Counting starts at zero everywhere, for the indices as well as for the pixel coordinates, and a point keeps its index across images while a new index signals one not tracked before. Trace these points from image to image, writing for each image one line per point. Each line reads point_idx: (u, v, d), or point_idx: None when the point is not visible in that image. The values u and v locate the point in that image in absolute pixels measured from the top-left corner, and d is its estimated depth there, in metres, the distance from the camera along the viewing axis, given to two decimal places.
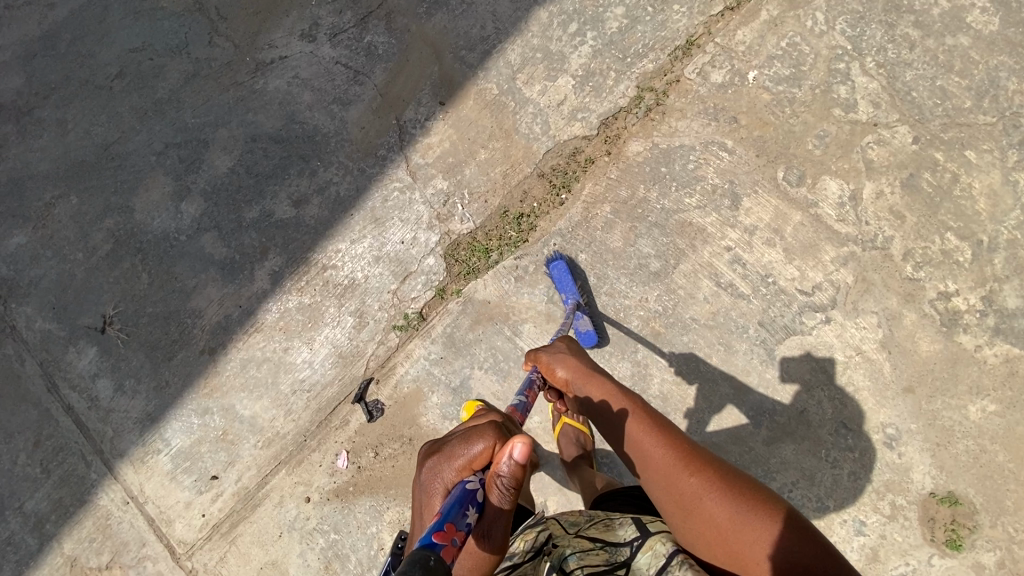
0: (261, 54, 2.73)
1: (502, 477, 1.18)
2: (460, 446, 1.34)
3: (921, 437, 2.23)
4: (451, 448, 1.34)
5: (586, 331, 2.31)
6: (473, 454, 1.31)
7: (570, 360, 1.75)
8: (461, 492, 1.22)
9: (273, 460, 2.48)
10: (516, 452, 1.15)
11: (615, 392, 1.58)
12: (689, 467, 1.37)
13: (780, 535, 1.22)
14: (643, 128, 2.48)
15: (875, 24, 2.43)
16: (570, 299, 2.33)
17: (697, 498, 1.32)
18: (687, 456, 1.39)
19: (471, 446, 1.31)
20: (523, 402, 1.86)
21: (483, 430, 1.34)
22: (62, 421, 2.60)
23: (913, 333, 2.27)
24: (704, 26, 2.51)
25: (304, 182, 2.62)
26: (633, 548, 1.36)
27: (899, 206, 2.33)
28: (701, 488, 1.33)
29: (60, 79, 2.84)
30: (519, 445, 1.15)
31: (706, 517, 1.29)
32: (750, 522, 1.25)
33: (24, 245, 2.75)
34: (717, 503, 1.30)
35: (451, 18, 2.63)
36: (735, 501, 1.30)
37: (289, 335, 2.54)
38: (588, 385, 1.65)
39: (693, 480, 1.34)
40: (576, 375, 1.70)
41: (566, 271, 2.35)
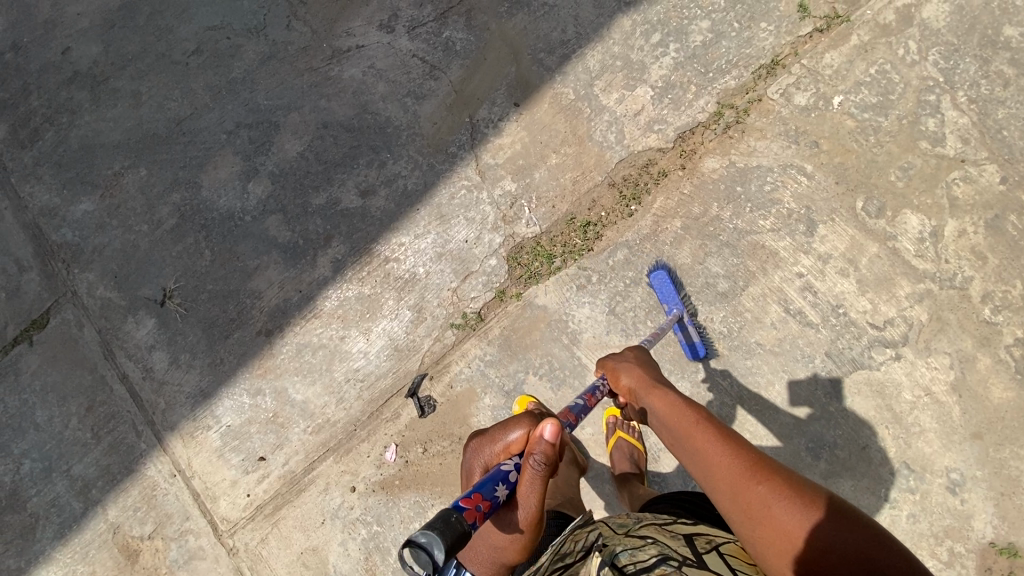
0: (338, 41, 2.73)
1: (535, 455, 1.38)
2: (501, 432, 1.56)
3: (985, 485, 2.17)
4: (493, 433, 1.57)
5: (693, 341, 2.29)
6: (511, 439, 1.52)
7: (636, 369, 1.78)
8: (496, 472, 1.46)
9: (322, 447, 2.49)
10: (545, 434, 1.38)
11: (678, 402, 1.52)
12: (757, 474, 1.25)
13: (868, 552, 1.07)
14: (721, 146, 2.44)
15: (970, 58, 2.36)
16: (674, 309, 2.29)
17: (765, 506, 1.20)
18: (757, 463, 1.27)
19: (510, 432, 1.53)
20: (580, 405, 1.87)
21: (517, 420, 1.55)
22: (116, 389, 2.64)
23: (986, 378, 2.21)
24: (792, 47, 2.46)
25: (373, 173, 2.62)
26: (688, 561, 1.20)
27: (981, 246, 2.27)
28: (770, 495, 1.21)
29: (137, 51, 2.87)
30: (548, 427, 1.38)
31: (778, 527, 1.16)
32: (832, 536, 1.11)
33: (91, 212, 2.78)
34: (787, 508, 1.18)
35: (532, 19, 2.61)
36: (818, 517, 1.15)
37: (347, 324, 2.54)
38: (650, 394, 1.61)
39: (760, 487, 1.23)
40: (640, 385, 1.69)
41: (668, 280, 2.32)
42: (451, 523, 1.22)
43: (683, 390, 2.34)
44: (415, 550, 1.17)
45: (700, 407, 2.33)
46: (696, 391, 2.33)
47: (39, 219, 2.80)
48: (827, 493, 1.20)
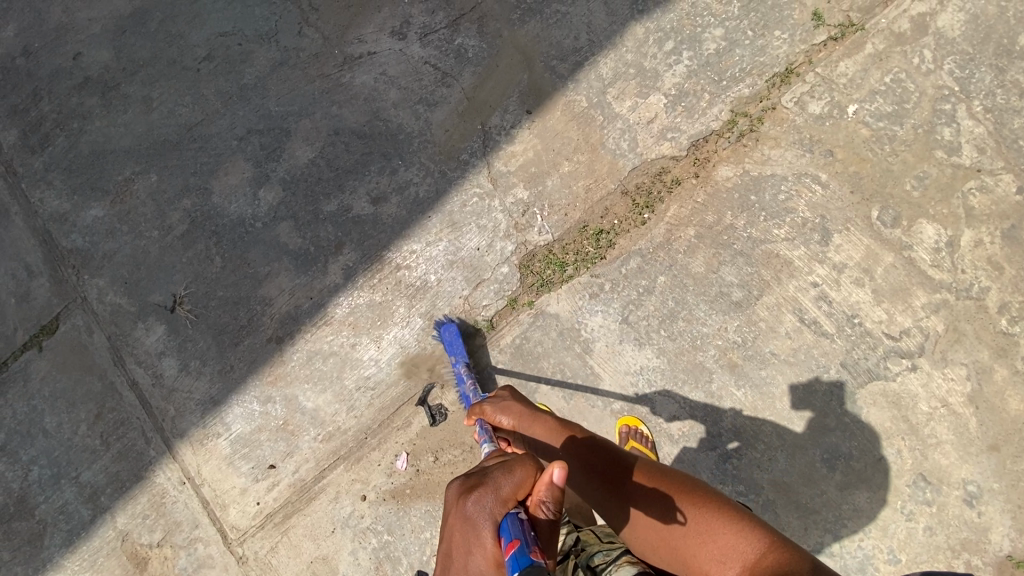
0: (350, 48, 2.73)
1: (548, 501, 1.17)
2: (502, 476, 1.19)
3: (1003, 497, 2.15)
4: (495, 479, 1.19)
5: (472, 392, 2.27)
6: (518, 483, 1.18)
7: (513, 401, 1.68)
8: (523, 525, 1.11)
9: (332, 455, 2.48)
10: (556, 477, 1.16)
11: (550, 426, 1.55)
12: (625, 482, 1.38)
13: (720, 526, 1.23)
14: (735, 154, 2.43)
15: (986, 67, 2.35)
16: (459, 361, 2.36)
17: (638, 508, 1.34)
18: (629, 469, 1.40)
19: (516, 474, 1.19)
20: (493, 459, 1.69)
21: (518, 460, 1.23)
22: (126, 395, 2.63)
23: (1003, 390, 2.19)
24: (806, 55, 2.45)
25: (384, 180, 2.62)
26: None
27: (998, 256, 2.25)
28: (635, 500, 1.35)
29: (148, 57, 2.87)
30: (561, 468, 1.16)
31: (649, 528, 1.32)
32: (691, 519, 1.27)
33: (101, 218, 2.78)
34: (650, 508, 1.32)
35: (545, 27, 2.60)
36: (679, 506, 1.29)
37: (358, 331, 2.53)
38: (529, 426, 1.59)
39: (634, 489, 1.36)
40: (519, 419, 1.62)
41: (456, 334, 2.40)
42: None
43: (696, 401, 2.33)
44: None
45: (714, 418, 2.31)
46: (710, 402, 2.32)
47: (49, 225, 2.79)
48: (683, 479, 1.35)
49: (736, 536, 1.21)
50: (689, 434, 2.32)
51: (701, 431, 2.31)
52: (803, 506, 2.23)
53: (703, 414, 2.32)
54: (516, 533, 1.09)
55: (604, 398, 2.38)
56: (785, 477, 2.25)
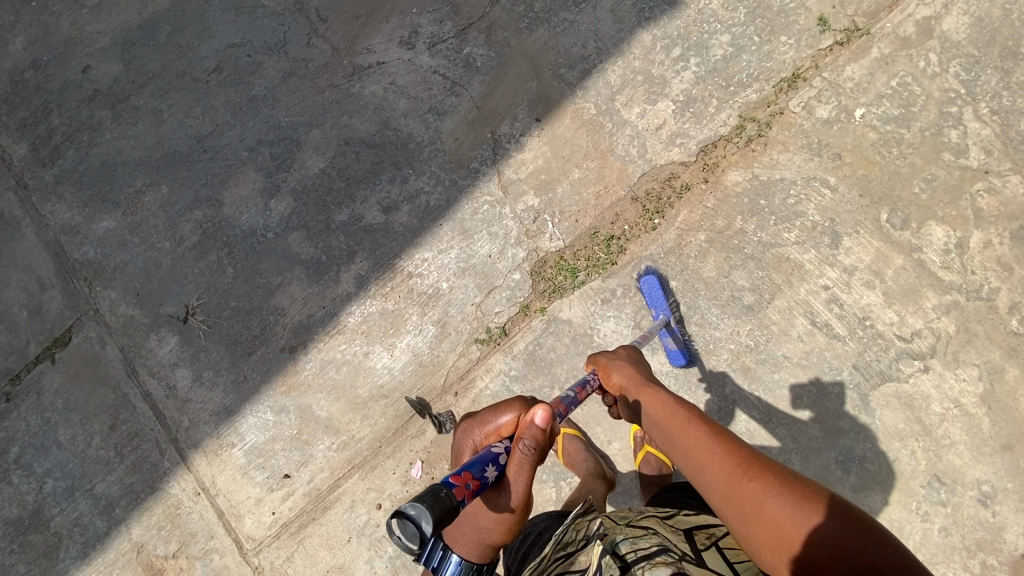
0: (359, 58, 2.75)
1: (526, 441, 1.33)
2: (491, 414, 1.51)
3: (1018, 497, 2.15)
4: (482, 415, 1.53)
5: (675, 349, 2.31)
6: (501, 422, 1.47)
7: (627, 368, 1.81)
8: (486, 453, 1.35)
9: (347, 464, 2.48)
10: (537, 418, 1.33)
11: (669, 401, 1.57)
12: (751, 472, 1.27)
13: (856, 538, 1.08)
14: (743, 158, 2.45)
15: (991, 69, 2.38)
16: (661, 315, 2.32)
17: (757, 502, 1.22)
18: (747, 461, 1.30)
19: (501, 415, 1.48)
20: (570, 397, 1.79)
21: (507, 402, 1.53)
22: (139, 407, 2.63)
23: (1015, 389, 2.20)
24: (812, 60, 2.47)
25: (395, 189, 2.63)
26: (688, 553, 1.31)
27: (1007, 257, 2.27)
28: (762, 491, 1.23)
29: (158, 70, 2.89)
30: (541, 411, 1.33)
31: (770, 522, 1.18)
32: (821, 523, 1.13)
33: (112, 230, 2.79)
34: (779, 503, 1.20)
35: (552, 35, 2.63)
36: (808, 509, 1.17)
37: (370, 340, 2.54)
38: (642, 395, 1.66)
39: (752, 483, 1.25)
40: (632, 386, 1.72)
41: (657, 285, 2.34)
42: (440, 497, 1.09)
43: (710, 404, 2.34)
44: (403, 520, 1.03)
45: (728, 421, 2.32)
46: (724, 406, 2.33)
47: (61, 237, 2.80)
48: (829, 491, 1.20)
49: (887, 558, 1.03)
50: None
51: None
52: None
53: (717, 418, 2.33)
54: (478, 454, 1.36)
55: None
56: None
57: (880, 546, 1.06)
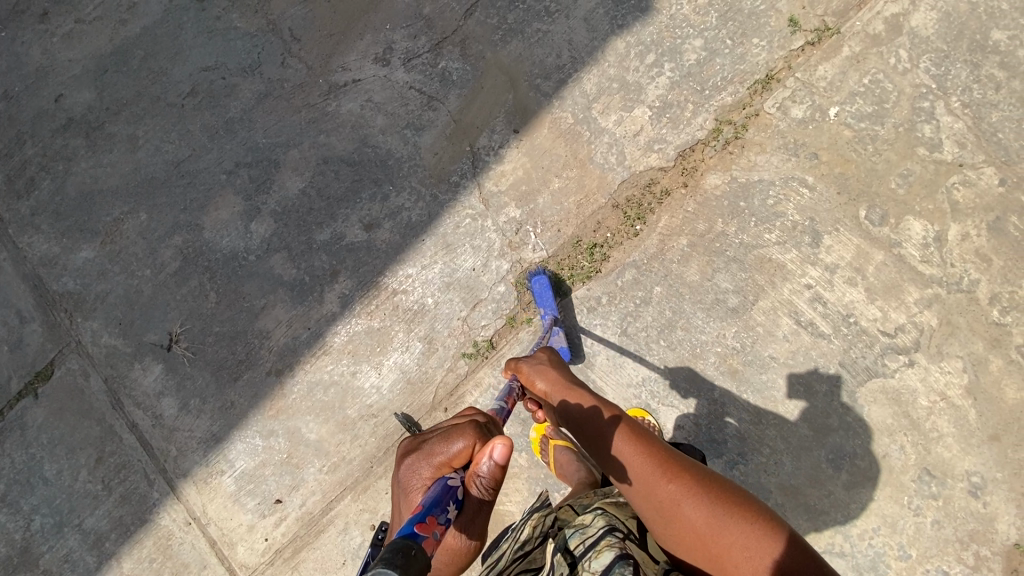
0: (334, 77, 2.75)
1: (481, 476, 1.29)
2: (441, 445, 1.40)
3: (1007, 486, 2.16)
4: (431, 447, 1.40)
5: (562, 347, 2.33)
6: (453, 452, 1.37)
7: (548, 371, 1.79)
8: (442, 487, 1.27)
9: (339, 486, 2.46)
10: (496, 454, 1.25)
11: (591, 401, 1.55)
12: (669, 473, 1.31)
13: (764, 540, 1.16)
14: (721, 161, 2.46)
15: (961, 63, 2.40)
16: (548, 314, 2.36)
17: (675, 505, 1.26)
18: (666, 462, 1.33)
19: (452, 445, 1.37)
20: (504, 410, 1.88)
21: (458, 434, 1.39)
22: (126, 438, 2.60)
23: (999, 380, 2.22)
24: (785, 61, 2.49)
25: (376, 207, 2.62)
26: (632, 532, 1.44)
27: (985, 248, 2.29)
28: (680, 493, 1.27)
29: (132, 96, 2.86)
30: (498, 446, 1.25)
31: (686, 525, 1.24)
32: (732, 525, 1.20)
33: (92, 259, 2.76)
34: (694, 505, 1.25)
35: (527, 46, 2.63)
36: (720, 511, 1.22)
37: (357, 359, 2.52)
38: (565, 396, 1.63)
39: (670, 487, 1.28)
40: (556, 389, 1.71)
41: (548, 286, 2.38)
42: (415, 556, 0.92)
43: (699, 409, 2.34)
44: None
45: (717, 425, 2.33)
46: (714, 409, 2.34)
47: (40, 269, 2.77)
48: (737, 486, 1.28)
49: (797, 561, 1.12)
50: (696, 443, 2.33)
51: (706, 439, 2.33)
52: (812, 507, 2.24)
53: (707, 422, 2.33)
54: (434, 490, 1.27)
55: None
56: (793, 481, 2.26)
57: (788, 548, 1.14)
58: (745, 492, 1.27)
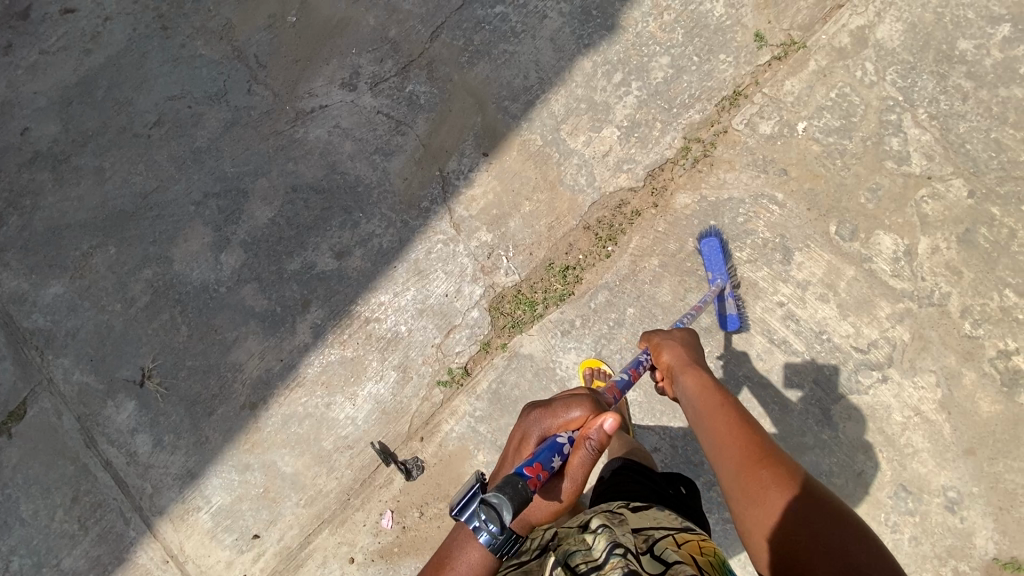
0: (301, 102, 2.71)
1: (590, 441, 1.33)
2: (561, 407, 1.49)
3: (983, 500, 2.16)
4: (552, 406, 1.49)
5: (729, 314, 2.29)
6: (571, 417, 1.45)
7: (678, 348, 1.75)
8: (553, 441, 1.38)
9: (316, 519, 2.44)
10: (604, 425, 1.33)
11: (709, 384, 1.57)
12: (764, 461, 1.30)
13: (845, 543, 1.11)
14: (691, 180, 2.45)
15: (927, 74, 2.39)
16: (718, 279, 2.29)
17: (762, 489, 1.26)
18: (765, 452, 1.32)
19: (571, 410, 1.46)
20: (625, 380, 1.79)
21: (579, 400, 1.49)
22: (100, 476, 2.57)
23: (973, 393, 2.21)
24: (752, 76, 2.48)
25: (346, 234, 2.60)
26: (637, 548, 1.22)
27: (955, 261, 2.28)
28: (770, 480, 1.26)
29: (98, 127, 2.83)
30: (610, 419, 1.32)
31: (768, 510, 1.23)
32: (814, 521, 1.17)
33: (62, 295, 2.72)
34: (784, 496, 1.23)
35: (494, 68, 2.61)
36: (804, 504, 1.20)
37: (331, 390, 2.50)
38: (683, 373, 1.65)
39: (762, 471, 1.28)
40: (677, 364, 1.69)
41: (718, 249, 2.31)
42: (518, 489, 1.18)
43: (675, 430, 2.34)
44: (486, 506, 1.15)
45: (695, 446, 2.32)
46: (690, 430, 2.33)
47: (9, 307, 2.73)
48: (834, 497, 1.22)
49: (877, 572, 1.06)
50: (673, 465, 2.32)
51: (682, 459, 2.35)
52: None
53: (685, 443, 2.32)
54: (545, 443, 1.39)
55: None
56: None
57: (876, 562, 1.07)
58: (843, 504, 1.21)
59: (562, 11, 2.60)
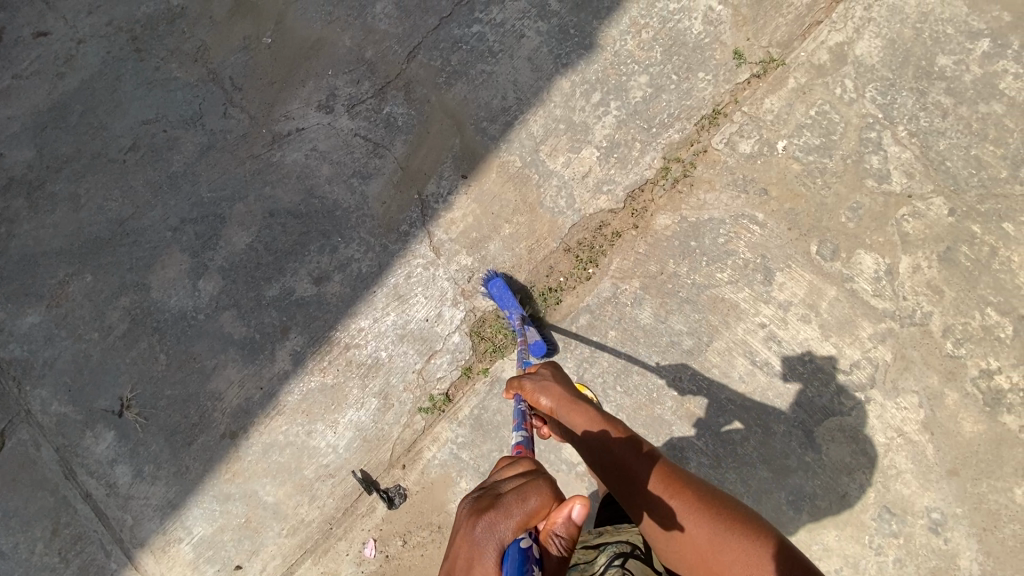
0: (277, 125, 2.68)
1: (559, 537, 0.95)
2: (512, 500, 0.95)
3: (967, 521, 2.15)
4: (503, 504, 0.95)
5: (535, 342, 2.29)
6: (531, 509, 0.94)
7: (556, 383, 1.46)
8: (519, 561, 0.89)
9: (299, 549, 2.42)
10: (577, 514, 0.93)
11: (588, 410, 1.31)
12: (669, 488, 1.13)
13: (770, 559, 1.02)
14: (671, 201, 2.43)
15: (907, 91, 2.38)
16: (514, 314, 2.32)
17: (677, 523, 1.10)
18: (667, 476, 1.15)
19: (528, 501, 0.95)
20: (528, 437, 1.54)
21: (534, 484, 0.98)
22: (80, 508, 2.53)
23: (956, 413, 2.20)
24: (731, 94, 2.46)
25: (325, 259, 2.57)
26: (633, 551, 1.37)
27: (936, 280, 2.27)
28: (681, 510, 1.10)
29: (72, 152, 2.77)
30: (582, 505, 0.93)
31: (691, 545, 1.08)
32: (737, 543, 1.05)
33: (38, 324, 2.67)
34: (700, 524, 1.08)
35: (471, 88, 2.58)
36: (721, 525, 1.07)
37: (312, 418, 2.47)
38: (559, 407, 1.36)
39: (672, 503, 1.11)
40: (553, 398, 1.40)
41: (505, 288, 2.36)
42: None
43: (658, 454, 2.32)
44: None
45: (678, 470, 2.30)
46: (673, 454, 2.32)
47: None
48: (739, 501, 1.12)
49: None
50: None
51: None
52: None
53: None
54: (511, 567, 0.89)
55: (567, 460, 2.39)
56: None
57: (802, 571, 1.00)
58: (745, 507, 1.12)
59: (540, 30, 2.57)
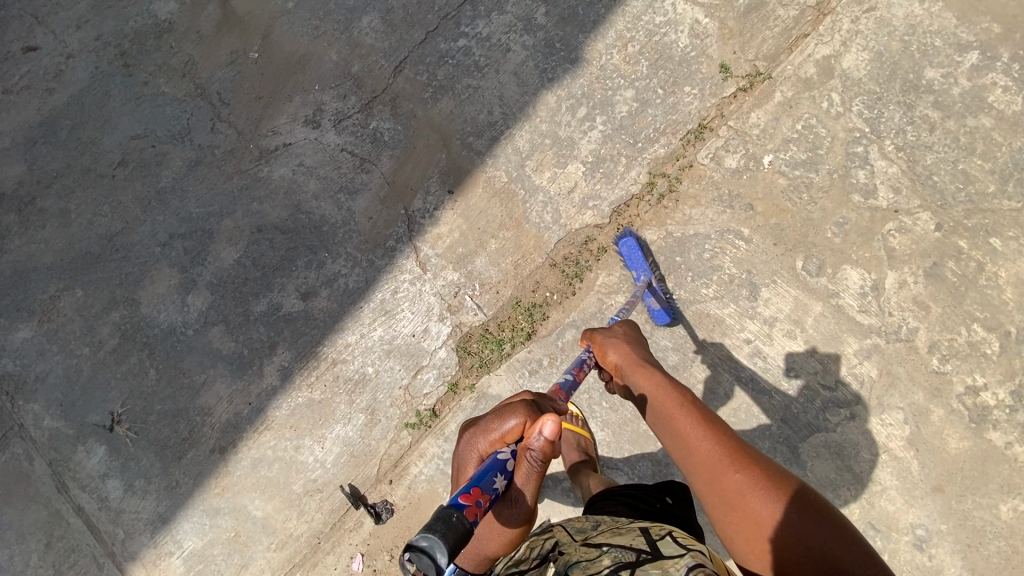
0: (265, 141, 2.69)
1: (529, 454, 1.31)
2: (494, 422, 1.45)
3: (952, 538, 2.15)
4: (485, 424, 1.45)
5: (658, 309, 2.30)
6: (506, 428, 1.42)
7: (624, 347, 1.73)
8: (493, 460, 1.34)
9: (287, 563, 2.45)
10: (544, 432, 1.27)
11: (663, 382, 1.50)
12: (738, 464, 1.26)
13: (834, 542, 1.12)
14: (656, 217, 2.42)
15: (893, 105, 2.36)
16: (642, 276, 2.31)
17: (740, 493, 1.23)
18: (735, 452, 1.28)
19: (505, 422, 1.42)
20: (569, 381, 1.86)
21: (513, 412, 1.44)
22: (73, 522, 2.56)
23: (941, 430, 2.20)
24: (717, 109, 2.45)
25: (312, 275, 2.58)
26: (642, 556, 1.18)
27: (922, 296, 2.26)
28: (745, 485, 1.23)
29: (62, 168, 2.78)
30: (548, 424, 1.26)
31: (750, 516, 1.20)
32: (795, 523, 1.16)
33: (29, 339, 2.69)
34: (761, 500, 1.20)
35: (457, 103, 2.58)
36: (782, 503, 1.19)
37: (299, 433, 2.49)
38: (634, 374, 1.60)
39: (738, 476, 1.24)
40: (626, 363, 1.66)
41: (636, 246, 2.33)
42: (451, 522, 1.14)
43: (644, 470, 2.32)
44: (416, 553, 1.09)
45: None
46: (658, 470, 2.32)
47: None
48: (812, 493, 1.22)
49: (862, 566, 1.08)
50: None
51: None
52: None
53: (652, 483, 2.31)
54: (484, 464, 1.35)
55: (554, 474, 2.39)
56: None
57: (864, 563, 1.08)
58: (813, 492, 1.22)
59: (525, 44, 2.56)
